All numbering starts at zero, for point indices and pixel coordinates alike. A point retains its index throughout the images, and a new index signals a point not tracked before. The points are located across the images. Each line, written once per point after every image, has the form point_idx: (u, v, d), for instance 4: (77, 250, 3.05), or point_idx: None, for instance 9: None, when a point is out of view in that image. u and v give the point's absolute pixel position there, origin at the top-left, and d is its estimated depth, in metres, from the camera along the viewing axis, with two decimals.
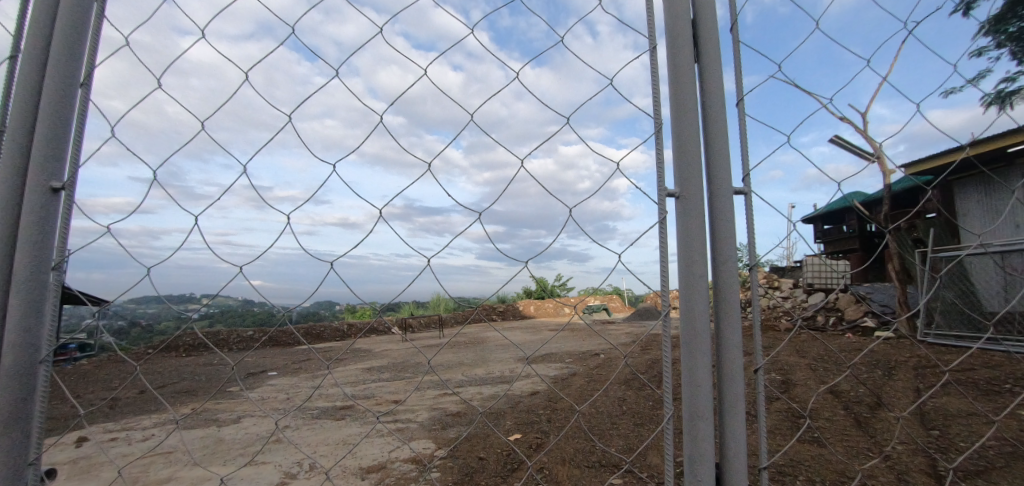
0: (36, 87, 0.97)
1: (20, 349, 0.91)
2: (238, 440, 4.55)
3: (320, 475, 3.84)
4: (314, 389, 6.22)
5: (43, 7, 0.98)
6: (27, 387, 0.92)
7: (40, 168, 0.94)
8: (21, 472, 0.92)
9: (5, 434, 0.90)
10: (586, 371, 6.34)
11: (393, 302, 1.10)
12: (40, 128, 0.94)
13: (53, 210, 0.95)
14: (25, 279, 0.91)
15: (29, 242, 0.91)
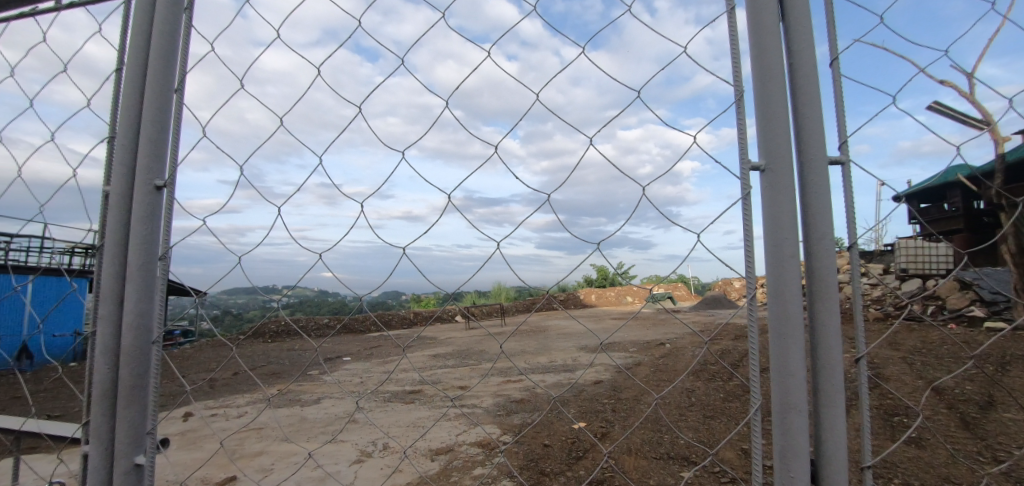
0: (138, 95, 1.08)
1: (136, 331, 1.02)
2: (319, 419, 4.90)
3: (394, 454, 4.06)
4: (385, 374, 6.55)
5: (141, 22, 1.08)
6: (143, 364, 1.03)
7: (145, 169, 1.04)
8: (142, 441, 1.04)
9: (130, 404, 1.03)
10: (652, 360, 6.19)
11: (458, 292, 1.12)
12: (145, 133, 1.05)
13: (158, 208, 1.05)
14: (138, 269, 1.02)
15: (140, 237, 1.02)
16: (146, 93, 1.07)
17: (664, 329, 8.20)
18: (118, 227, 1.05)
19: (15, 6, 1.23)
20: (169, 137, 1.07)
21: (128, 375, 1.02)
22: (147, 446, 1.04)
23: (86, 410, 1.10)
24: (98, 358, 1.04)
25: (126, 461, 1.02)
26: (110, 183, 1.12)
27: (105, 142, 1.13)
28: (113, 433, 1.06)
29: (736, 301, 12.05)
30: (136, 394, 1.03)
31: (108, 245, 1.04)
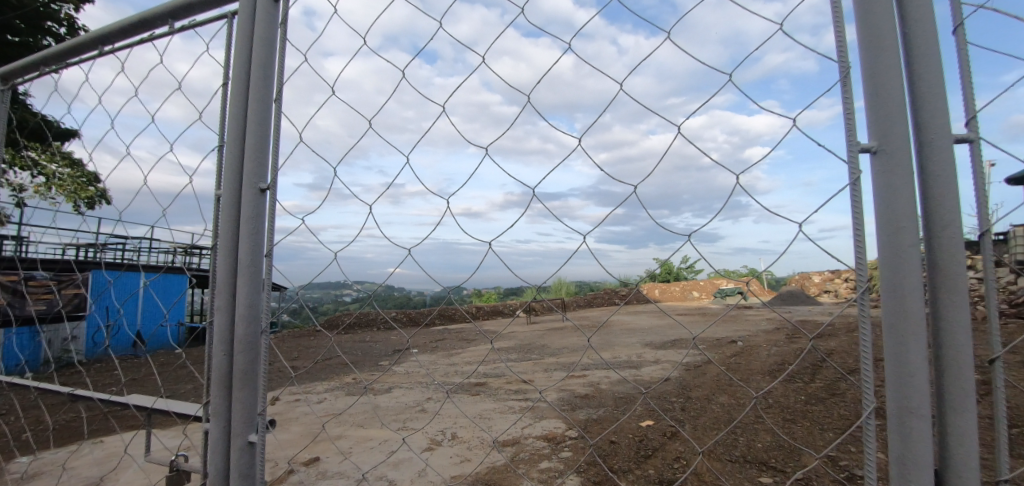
0: (242, 106, 1.18)
1: (248, 321, 1.12)
2: (392, 407, 5.15)
3: (462, 444, 4.19)
4: (450, 366, 6.75)
5: (243, 38, 1.18)
6: (253, 351, 1.13)
7: (251, 174, 1.14)
8: (255, 421, 1.14)
9: (246, 386, 1.13)
10: (723, 358, 5.93)
11: (516, 286, 1.13)
12: (250, 140, 1.15)
13: (262, 209, 1.14)
14: (249, 264, 1.12)
15: (248, 236, 1.12)
16: (249, 104, 1.17)
17: (736, 326, 7.80)
18: (230, 227, 1.15)
19: (138, 34, 1.37)
20: (270, 143, 1.17)
21: (242, 361, 1.13)
22: (260, 426, 1.14)
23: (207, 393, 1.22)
24: (217, 345, 1.16)
25: (242, 438, 1.12)
26: (221, 188, 1.24)
27: (215, 151, 1.24)
28: (230, 412, 1.16)
29: (815, 296, 11.22)
30: (249, 378, 1.13)
31: (222, 245, 1.16)
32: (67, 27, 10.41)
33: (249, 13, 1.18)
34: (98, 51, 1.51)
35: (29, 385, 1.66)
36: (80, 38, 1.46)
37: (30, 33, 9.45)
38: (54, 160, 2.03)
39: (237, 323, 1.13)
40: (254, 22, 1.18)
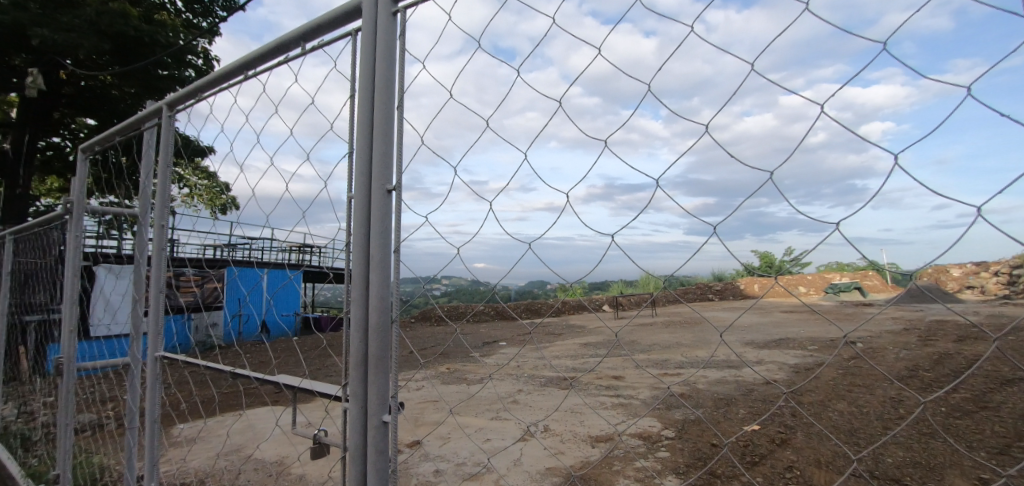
0: (368, 111, 1.20)
1: (380, 309, 1.15)
2: (485, 398, 5.36)
3: (554, 437, 4.24)
4: (539, 360, 6.87)
5: (365, 46, 1.20)
6: (384, 338, 1.15)
7: (379, 175, 1.17)
8: (388, 402, 1.15)
9: (380, 372, 1.14)
10: (839, 362, 5.38)
11: (601, 280, 1.08)
12: (378, 144, 1.17)
13: (389, 208, 1.17)
14: (380, 258, 1.15)
15: (378, 233, 1.15)
16: (376, 112, 1.19)
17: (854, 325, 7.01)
18: (360, 224, 1.18)
19: (276, 55, 1.49)
20: (393, 146, 1.18)
21: (375, 348, 1.14)
22: (392, 406, 1.14)
23: (344, 374, 1.25)
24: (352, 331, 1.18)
25: (376, 418, 1.14)
26: (351, 191, 1.27)
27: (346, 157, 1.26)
28: (365, 394, 1.18)
29: None
30: (382, 363, 1.14)
31: (354, 242, 1.19)
32: (204, 59, 12.12)
33: (371, 24, 1.20)
34: (243, 76, 1.67)
35: (195, 362, 1.93)
36: (229, 66, 1.62)
37: (177, 67, 11.12)
38: (194, 174, 2.35)
39: (370, 313, 1.16)
40: (375, 31, 1.19)
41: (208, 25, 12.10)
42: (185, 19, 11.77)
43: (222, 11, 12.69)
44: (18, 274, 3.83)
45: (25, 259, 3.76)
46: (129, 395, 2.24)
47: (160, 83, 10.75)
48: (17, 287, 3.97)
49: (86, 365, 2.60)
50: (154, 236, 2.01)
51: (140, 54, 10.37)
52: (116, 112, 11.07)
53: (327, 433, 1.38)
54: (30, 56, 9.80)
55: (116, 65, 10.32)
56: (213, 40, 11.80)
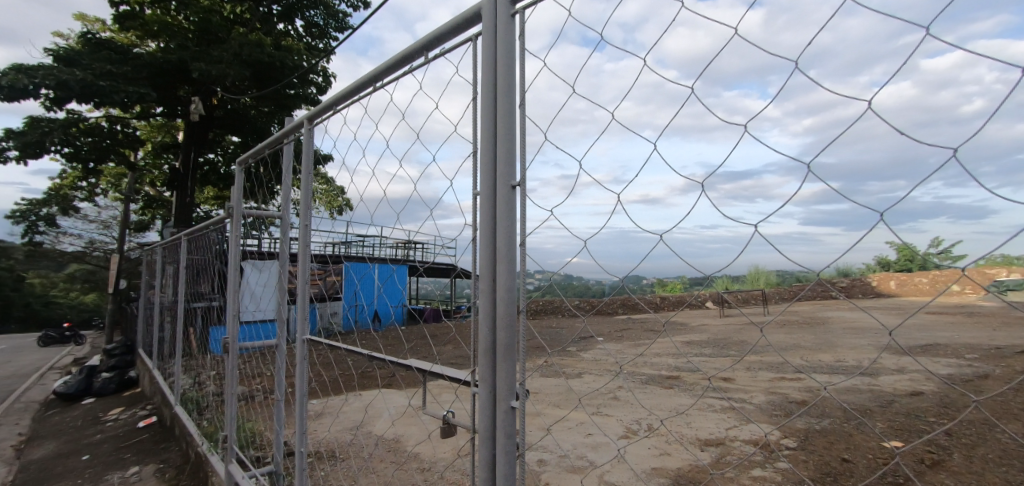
0: (492, 114, 1.23)
1: (507, 300, 1.17)
2: (585, 391, 5.38)
3: (660, 437, 4.11)
4: (640, 357, 6.70)
5: (487, 52, 1.23)
6: (511, 326, 1.17)
7: (504, 172, 1.18)
8: (515, 388, 1.17)
9: (508, 359, 1.16)
10: (1011, 373, 4.52)
11: (706, 278, 1.00)
12: (502, 143, 1.19)
13: (513, 204, 1.18)
14: (508, 250, 1.17)
15: (505, 228, 1.17)
16: (497, 112, 1.22)
17: None
18: (487, 220, 1.21)
19: (403, 65, 1.59)
20: (514, 144, 1.19)
21: (504, 335, 1.17)
22: (520, 393, 1.16)
23: (473, 362, 1.30)
24: (481, 321, 1.22)
25: (506, 402, 1.16)
26: (477, 188, 1.31)
27: (471, 157, 1.31)
28: (494, 377, 1.21)
29: None
30: (510, 351, 1.16)
31: (482, 237, 1.22)
32: (324, 77, 13.52)
33: (491, 29, 1.22)
34: (371, 87, 1.82)
35: (334, 345, 2.17)
36: (358, 80, 1.76)
37: (302, 86, 12.60)
38: (316, 179, 2.62)
39: (499, 302, 1.18)
40: (495, 33, 1.22)
41: (325, 46, 13.45)
42: (307, 42, 13.19)
43: (335, 31, 13.95)
44: (191, 268, 4.61)
45: (195, 255, 4.52)
46: (278, 372, 2.58)
47: (288, 101, 12.30)
48: (190, 278, 4.77)
49: (245, 345, 3.06)
50: (300, 236, 2.30)
51: (273, 78, 11.82)
52: (254, 130, 12.71)
53: (455, 414, 1.46)
54: (192, 87, 11.64)
55: (254, 88, 11.89)
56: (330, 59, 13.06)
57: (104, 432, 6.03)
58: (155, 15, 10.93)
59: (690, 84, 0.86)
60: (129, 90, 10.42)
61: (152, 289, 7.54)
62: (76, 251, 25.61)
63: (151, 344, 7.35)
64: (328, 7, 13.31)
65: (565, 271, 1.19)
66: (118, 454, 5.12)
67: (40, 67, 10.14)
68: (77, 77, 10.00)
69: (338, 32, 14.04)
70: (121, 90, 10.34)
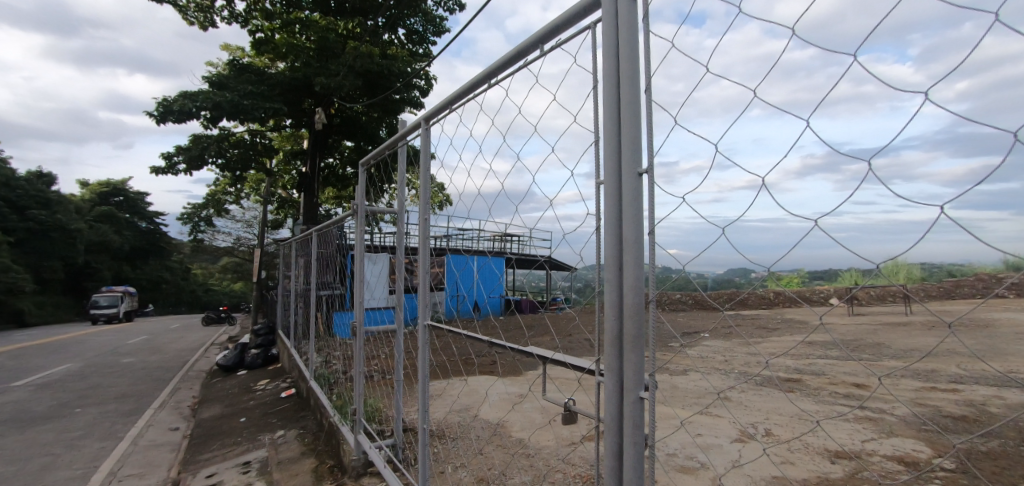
0: (615, 100, 1.19)
1: (634, 289, 1.13)
2: (693, 390, 5.17)
3: (780, 445, 3.81)
4: (751, 356, 6.20)
5: (609, 38, 1.20)
6: (639, 315, 1.12)
7: (630, 158, 1.14)
8: (644, 379, 1.13)
9: (635, 348, 1.12)
10: None
11: (828, 270, 0.91)
12: (627, 130, 1.15)
13: (641, 193, 1.14)
14: (636, 239, 1.13)
15: (632, 214, 1.13)
16: (620, 98, 1.18)
17: None
18: (611, 207, 1.18)
19: (518, 61, 1.62)
20: (640, 129, 1.15)
21: (632, 324, 1.13)
22: (649, 384, 1.12)
23: (598, 350, 1.28)
24: (606, 310, 1.19)
25: (634, 392, 1.13)
26: (600, 177, 1.28)
27: (592, 146, 1.29)
28: (621, 367, 1.18)
29: None
30: (638, 341, 1.12)
31: (606, 225, 1.20)
32: (427, 81, 14.30)
33: (613, 14, 1.20)
34: (485, 84, 1.87)
35: (456, 333, 2.35)
36: (473, 78, 1.81)
37: (406, 90, 13.48)
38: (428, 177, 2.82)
39: (626, 291, 1.15)
40: (617, 18, 1.19)
41: (425, 51, 14.22)
42: (409, 49, 14.05)
43: (433, 36, 14.68)
44: (320, 260, 5.22)
45: (323, 249, 5.08)
46: (396, 357, 2.81)
47: (395, 106, 13.29)
48: (320, 269, 5.39)
49: (369, 329, 3.38)
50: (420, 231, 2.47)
51: (382, 85, 12.79)
52: (365, 134, 14.01)
53: (576, 402, 1.45)
54: (314, 99, 13.15)
55: (365, 97, 13.00)
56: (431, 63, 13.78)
57: (255, 399, 7.04)
58: (284, 39, 12.34)
59: (851, 52, 0.77)
60: (267, 106, 11.95)
61: (287, 278, 8.61)
62: (228, 245, 30.04)
63: (287, 326, 8.42)
64: (426, 13, 14.04)
65: (688, 269, 1.11)
66: (266, 418, 5.97)
67: (200, 92, 11.97)
68: (228, 98, 11.65)
69: (436, 36, 14.75)
70: (261, 106, 11.89)
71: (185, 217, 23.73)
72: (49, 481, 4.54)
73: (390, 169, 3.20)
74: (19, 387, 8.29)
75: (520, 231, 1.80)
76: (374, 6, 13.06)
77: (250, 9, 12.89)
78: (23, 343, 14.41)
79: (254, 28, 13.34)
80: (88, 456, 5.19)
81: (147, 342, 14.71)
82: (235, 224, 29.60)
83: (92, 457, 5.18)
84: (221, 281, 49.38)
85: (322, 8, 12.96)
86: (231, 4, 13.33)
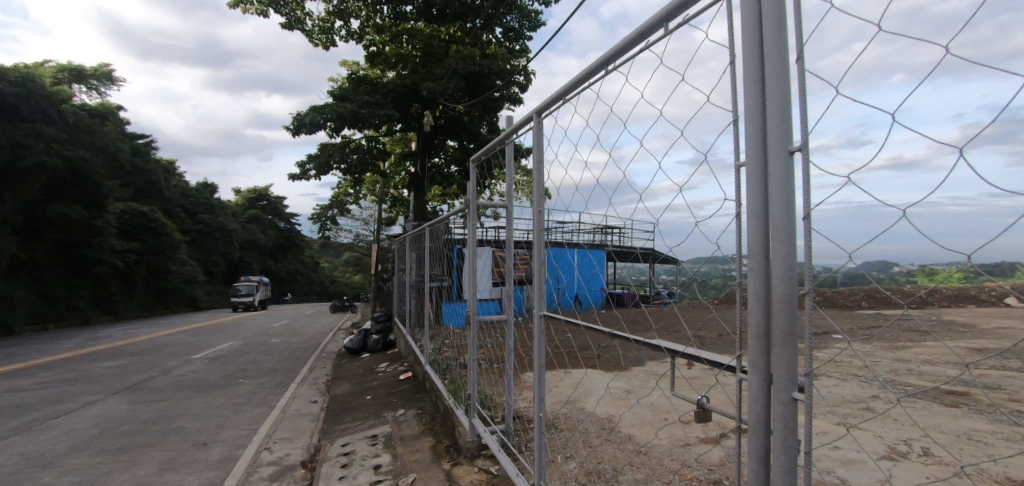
0: (759, 77, 1.10)
1: (787, 279, 1.03)
2: (826, 398, 4.62)
3: (943, 467, 3.27)
4: (899, 362, 5.36)
5: (751, 10, 1.11)
6: (791, 311, 1.02)
7: (778, 136, 1.04)
8: (796, 380, 1.03)
9: (786, 346, 1.03)
10: None
11: (1006, 264, 0.76)
12: (773, 106, 1.05)
13: (792, 174, 1.03)
14: (785, 226, 1.02)
15: (782, 199, 1.03)
16: (767, 71, 1.08)
17: None
18: (756, 191, 1.09)
19: (638, 42, 1.55)
20: (790, 103, 1.04)
21: (782, 318, 1.03)
22: (803, 385, 1.02)
23: (739, 345, 1.20)
24: (751, 303, 1.11)
25: (786, 394, 1.03)
26: (740, 158, 1.19)
27: (730, 126, 1.20)
28: (768, 364, 1.09)
29: None
30: (791, 337, 1.02)
31: (750, 209, 1.11)
32: (525, 77, 14.46)
33: None
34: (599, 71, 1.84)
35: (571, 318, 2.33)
36: (590, 65, 1.76)
37: (506, 88, 13.79)
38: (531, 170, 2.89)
39: (774, 283, 1.05)
40: None
41: (522, 48, 14.42)
42: (507, 47, 14.34)
43: (530, 31, 14.80)
44: (432, 253, 5.58)
45: (433, 243, 5.41)
46: (506, 346, 2.89)
47: (495, 103, 13.70)
48: (431, 262, 5.75)
49: (481, 318, 3.50)
50: (535, 222, 2.46)
51: (483, 85, 13.21)
52: (468, 133, 14.63)
53: (711, 400, 1.38)
54: (421, 103, 14.02)
55: (467, 97, 13.56)
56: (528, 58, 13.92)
57: (378, 380, 7.75)
58: (393, 50, 13.29)
59: None
60: (382, 113, 13.02)
61: (400, 271, 9.29)
62: (350, 241, 33.37)
63: (403, 314, 9.11)
64: (522, 10, 14.19)
65: (816, 262, 1.00)
66: (388, 398, 6.54)
67: (326, 106, 13.38)
68: (349, 108, 12.90)
69: (532, 31, 14.84)
70: (377, 113, 13.00)
71: (315, 217, 26.67)
72: (223, 438, 5.44)
73: (497, 166, 3.30)
74: (198, 360, 10.06)
75: (620, 224, 1.72)
76: (473, 9, 13.52)
77: (364, 26, 14.09)
78: (199, 324, 17.38)
79: (368, 43, 14.56)
80: (250, 420, 6.14)
81: (289, 326, 16.90)
82: (356, 222, 32.74)
83: (253, 421, 6.11)
84: (346, 272, 55.07)
85: (425, 18, 13.74)
86: (348, 24, 14.68)
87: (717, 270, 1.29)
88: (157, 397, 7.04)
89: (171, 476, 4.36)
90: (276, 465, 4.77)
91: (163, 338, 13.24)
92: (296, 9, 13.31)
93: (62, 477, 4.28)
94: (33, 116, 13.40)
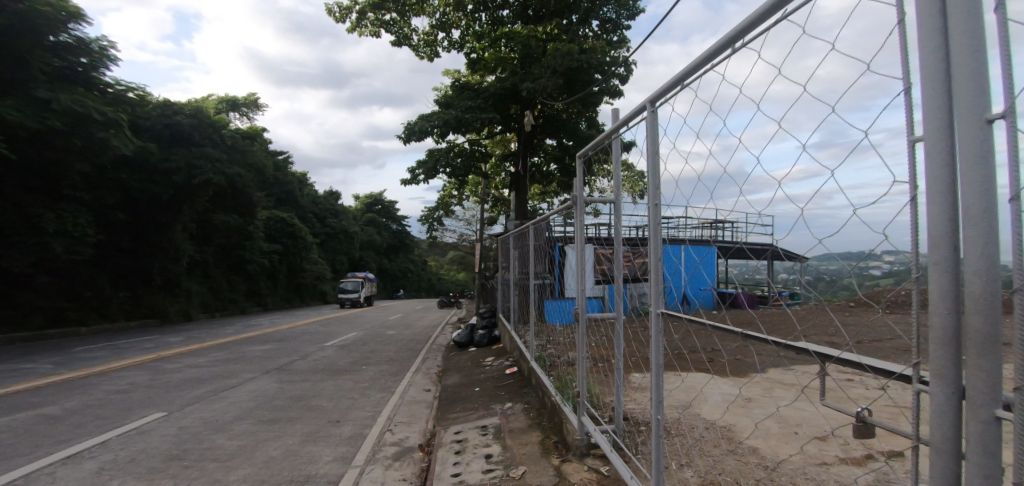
0: (942, 35, 0.93)
1: (984, 276, 0.86)
2: None
3: None
4: None
5: None
6: (991, 312, 0.86)
7: (971, 102, 0.88)
8: (1000, 394, 0.86)
9: (985, 353, 0.86)
10: None
11: None
12: (962, 68, 0.89)
13: (989, 147, 0.86)
14: (985, 210, 0.86)
15: (978, 178, 0.86)
16: (951, 27, 0.91)
17: None
18: (941, 170, 0.93)
19: (771, 14, 1.42)
20: (986, 62, 0.87)
21: (976, 320, 0.87)
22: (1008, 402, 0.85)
23: (916, 352, 1.04)
24: (933, 303, 0.96)
25: (985, 410, 0.87)
26: (916, 134, 1.02)
27: (899, 96, 1.04)
28: (958, 375, 0.93)
29: None
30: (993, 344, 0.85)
31: (933, 192, 0.95)
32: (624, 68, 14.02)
33: None
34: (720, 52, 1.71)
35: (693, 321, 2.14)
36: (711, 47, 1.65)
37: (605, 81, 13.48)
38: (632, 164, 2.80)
39: (967, 280, 0.89)
40: None
41: (619, 38, 13.99)
42: (604, 39, 14.01)
43: (628, 20, 14.28)
44: (536, 251, 5.64)
45: (536, 241, 5.47)
46: (615, 346, 2.81)
47: (594, 98, 13.46)
48: (535, 260, 5.82)
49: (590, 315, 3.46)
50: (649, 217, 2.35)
51: (582, 80, 13.05)
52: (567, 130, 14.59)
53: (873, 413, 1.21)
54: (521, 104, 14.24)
55: (566, 95, 13.49)
56: (627, 48, 13.46)
57: (485, 373, 8.06)
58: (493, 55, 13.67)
59: None
60: (483, 116, 13.48)
61: (503, 269, 9.55)
62: (455, 240, 35.08)
63: (506, 311, 9.36)
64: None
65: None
66: (495, 391, 6.76)
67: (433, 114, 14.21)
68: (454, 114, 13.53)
69: (631, 20, 14.30)
70: (479, 117, 13.50)
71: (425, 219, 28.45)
72: (352, 417, 6.06)
73: (602, 161, 3.23)
74: (329, 347, 11.31)
75: (728, 219, 1.68)
76: (568, 5, 13.42)
77: (464, 35, 14.71)
78: (332, 315, 19.57)
79: (469, 50, 15.16)
80: (374, 403, 6.76)
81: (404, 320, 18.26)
82: (461, 222, 34.33)
83: (376, 404, 6.71)
84: (452, 270, 58.04)
85: (522, 19, 13.93)
86: (450, 34, 15.41)
87: (856, 270, 1.13)
88: (299, 378, 8.06)
89: (312, 448, 4.95)
90: (397, 446, 5.18)
91: (301, 327, 15.07)
92: (404, 26, 14.32)
93: (230, 441, 5.08)
94: (203, 141, 16.07)
